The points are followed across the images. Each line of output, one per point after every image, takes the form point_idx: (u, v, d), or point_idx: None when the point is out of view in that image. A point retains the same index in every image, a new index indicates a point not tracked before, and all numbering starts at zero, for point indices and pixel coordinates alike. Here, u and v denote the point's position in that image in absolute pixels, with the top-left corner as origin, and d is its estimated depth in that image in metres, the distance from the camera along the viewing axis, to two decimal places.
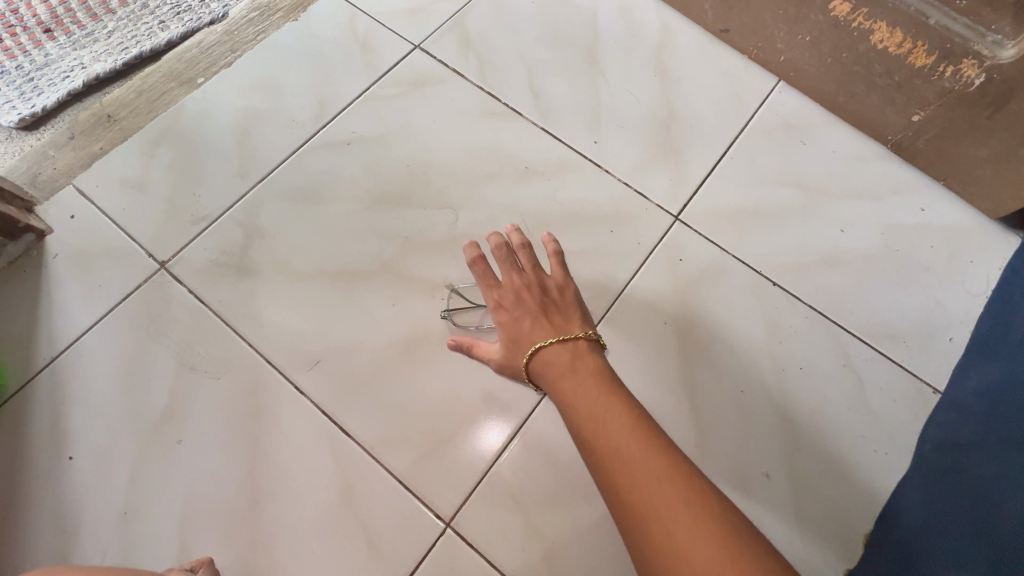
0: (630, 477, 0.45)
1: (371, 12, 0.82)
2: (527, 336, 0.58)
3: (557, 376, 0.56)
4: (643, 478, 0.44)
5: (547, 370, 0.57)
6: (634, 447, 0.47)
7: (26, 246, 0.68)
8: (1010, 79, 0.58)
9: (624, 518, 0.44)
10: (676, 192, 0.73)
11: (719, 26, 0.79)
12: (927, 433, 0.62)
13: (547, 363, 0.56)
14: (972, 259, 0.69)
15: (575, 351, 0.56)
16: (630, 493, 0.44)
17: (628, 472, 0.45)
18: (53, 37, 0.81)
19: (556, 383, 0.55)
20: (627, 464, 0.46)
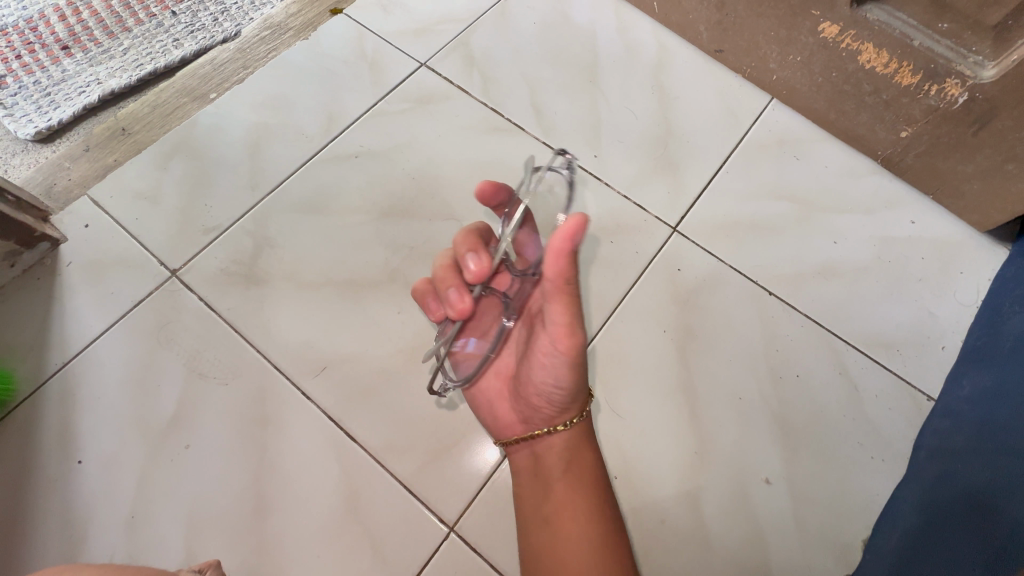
0: (556, 506, 0.54)
1: (378, 31, 0.85)
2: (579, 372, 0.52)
3: (577, 458, 0.57)
4: (564, 510, 0.54)
5: (568, 448, 0.57)
6: (569, 509, 0.54)
7: (41, 254, 0.69)
8: (992, 98, 0.60)
9: (534, 530, 0.54)
10: (674, 204, 0.75)
11: (714, 46, 0.83)
12: (923, 440, 0.63)
13: (574, 441, 0.57)
14: (962, 271, 0.71)
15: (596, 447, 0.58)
16: (548, 507, 0.54)
17: (558, 503, 0.54)
18: (70, 54, 0.84)
19: (563, 469, 0.56)
20: (561, 502, 0.54)
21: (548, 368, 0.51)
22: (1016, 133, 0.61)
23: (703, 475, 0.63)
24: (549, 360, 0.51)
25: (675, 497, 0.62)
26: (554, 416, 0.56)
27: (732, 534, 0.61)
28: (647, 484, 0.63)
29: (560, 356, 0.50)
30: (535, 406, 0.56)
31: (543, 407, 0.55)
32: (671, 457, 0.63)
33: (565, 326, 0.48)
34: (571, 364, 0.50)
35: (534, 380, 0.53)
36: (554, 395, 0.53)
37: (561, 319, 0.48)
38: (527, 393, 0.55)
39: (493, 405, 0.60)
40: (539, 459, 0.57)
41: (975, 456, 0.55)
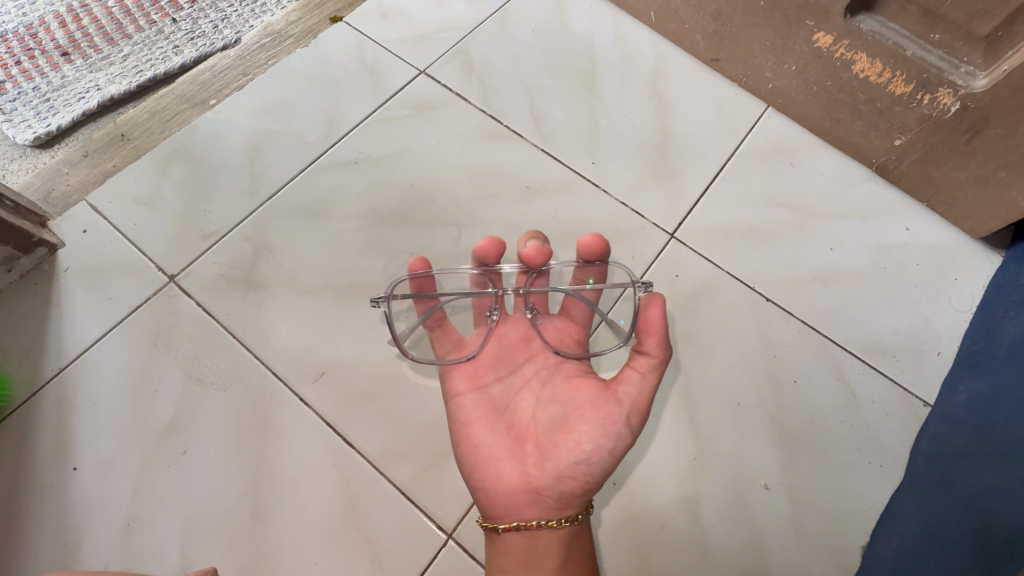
0: None
1: (378, 39, 0.86)
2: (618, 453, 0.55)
3: (575, 556, 0.54)
4: None
5: (568, 539, 0.55)
6: None
7: (38, 259, 0.69)
8: (983, 107, 0.61)
9: None
10: (672, 211, 0.75)
11: (711, 55, 0.83)
12: (921, 444, 0.63)
13: (571, 537, 0.55)
14: (958, 276, 0.72)
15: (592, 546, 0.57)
16: None
17: None
18: (70, 61, 0.85)
19: (561, 570, 0.53)
20: None
21: (609, 433, 0.54)
22: (1008, 141, 0.62)
23: (702, 482, 0.63)
24: (612, 428, 0.54)
25: (674, 504, 0.62)
26: (572, 493, 0.54)
27: (732, 540, 0.61)
28: (645, 490, 0.63)
29: (627, 428, 0.54)
30: (564, 473, 0.54)
31: (572, 477, 0.54)
32: (670, 465, 0.63)
33: (645, 403, 0.55)
34: (629, 440, 0.55)
35: (582, 446, 0.54)
36: (597, 464, 0.53)
37: (644, 393, 0.55)
38: (561, 455, 0.54)
39: (498, 464, 0.55)
40: (534, 547, 0.54)
41: (971, 460, 0.56)
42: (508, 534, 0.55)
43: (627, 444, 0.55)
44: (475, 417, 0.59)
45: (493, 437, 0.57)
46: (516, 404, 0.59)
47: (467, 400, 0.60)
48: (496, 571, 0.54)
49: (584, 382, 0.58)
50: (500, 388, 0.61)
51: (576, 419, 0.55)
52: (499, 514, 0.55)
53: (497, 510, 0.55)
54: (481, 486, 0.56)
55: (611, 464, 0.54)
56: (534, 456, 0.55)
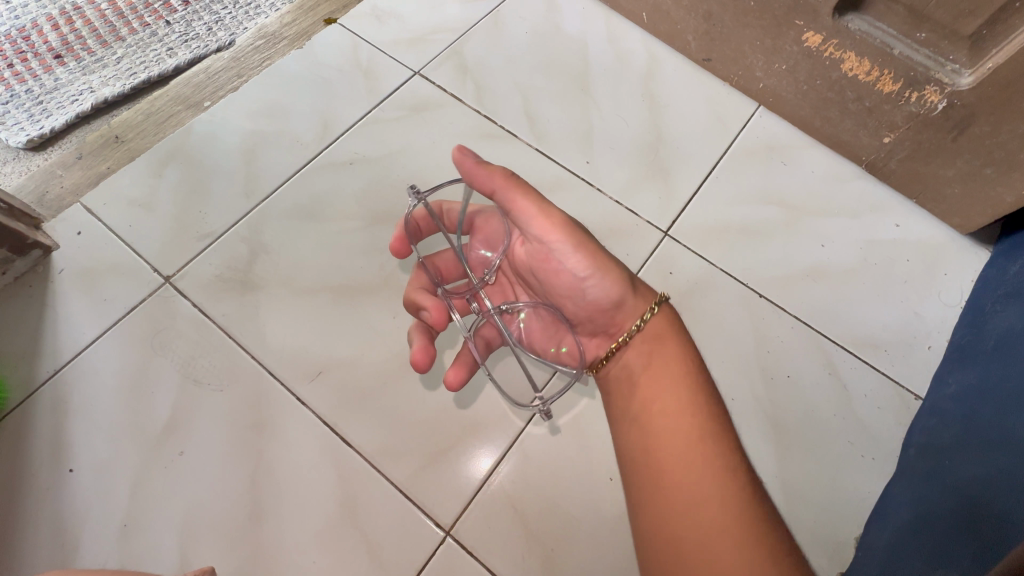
0: (647, 409, 0.53)
1: (372, 40, 0.87)
2: (587, 263, 0.55)
3: (652, 361, 0.55)
4: (659, 413, 0.52)
5: (648, 346, 0.56)
6: (664, 410, 0.52)
7: (33, 262, 0.69)
8: (969, 105, 0.62)
9: (630, 437, 0.53)
10: (665, 209, 0.76)
11: (703, 55, 0.84)
12: (912, 438, 0.64)
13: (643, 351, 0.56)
14: (947, 272, 0.73)
15: (687, 347, 0.56)
16: (641, 414, 0.53)
17: (652, 403, 0.53)
18: (63, 63, 0.85)
19: (640, 379, 0.55)
20: (654, 408, 0.53)
21: (558, 268, 0.57)
22: (993, 138, 0.63)
23: None
24: (561, 278, 0.57)
25: None
26: (612, 317, 0.57)
27: None
28: None
29: (558, 246, 0.55)
30: (583, 316, 0.59)
31: (590, 310, 0.57)
32: None
33: (541, 214, 0.55)
34: (574, 248, 0.55)
35: (566, 293, 0.58)
36: (583, 289, 0.56)
37: (532, 217, 0.55)
38: (569, 310, 0.59)
39: (557, 342, 0.62)
40: (624, 375, 0.57)
41: (961, 451, 0.56)
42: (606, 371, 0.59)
43: (585, 262, 0.55)
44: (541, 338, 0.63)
45: (535, 328, 0.64)
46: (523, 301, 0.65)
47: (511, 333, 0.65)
48: (610, 411, 0.58)
49: (523, 261, 0.61)
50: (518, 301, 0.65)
51: (546, 283, 0.59)
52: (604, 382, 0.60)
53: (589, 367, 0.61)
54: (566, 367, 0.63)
55: (599, 291, 0.56)
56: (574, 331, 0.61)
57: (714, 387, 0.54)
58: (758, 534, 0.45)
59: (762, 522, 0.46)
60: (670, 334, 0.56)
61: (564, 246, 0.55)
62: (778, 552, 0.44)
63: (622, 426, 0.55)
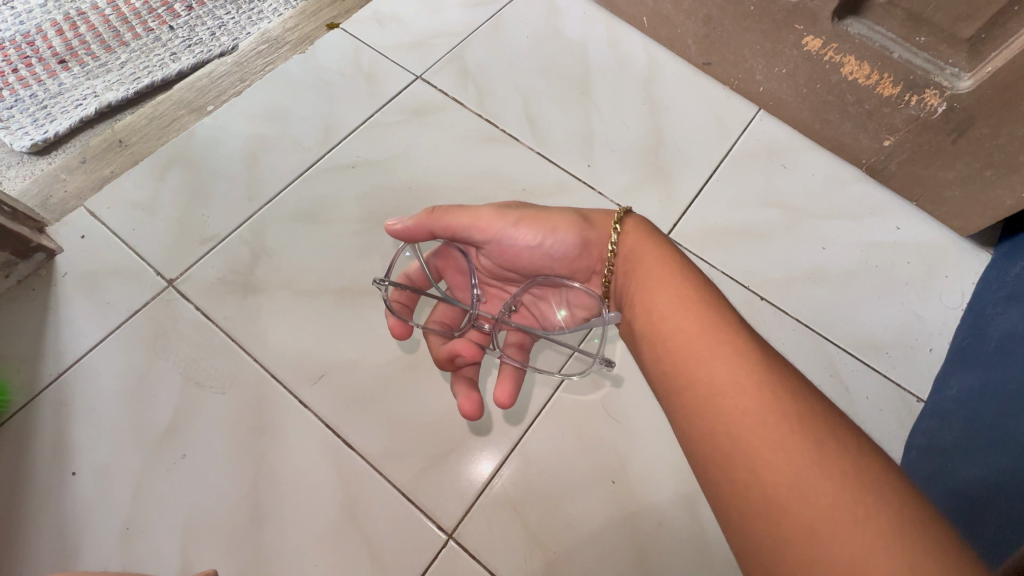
0: (651, 322, 0.50)
1: (374, 45, 0.87)
2: (543, 224, 0.58)
3: (638, 276, 0.53)
4: (660, 318, 0.49)
5: (628, 262, 0.55)
6: (663, 315, 0.49)
7: (36, 265, 0.69)
8: (969, 108, 0.63)
9: (649, 359, 0.50)
10: (666, 212, 0.76)
11: (703, 59, 0.85)
12: (914, 440, 0.64)
13: (629, 268, 0.55)
14: (947, 274, 0.73)
15: (671, 251, 0.54)
16: (648, 330, 0.50)
17: (653, 312, 0.50)
18: (67, 68, 0.85)
19: (637, 295, 0.53)
20: (654, 317, 0.50)
21: (523, 249, 0.59)
22: (993, 141, 0.63)
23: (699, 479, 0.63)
24: (523, 255, 0.60)
25: (672, 501, 0.63)
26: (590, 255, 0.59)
27: None
28: (643, 488, 0.63)
29: (509, 233, 0.58)
30: (567, 265, 0.60)
31: (570, 261, 0.60)
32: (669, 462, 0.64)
33: (476, 219, 0.58)
34: (523, 228, 0.58)
35: (544, 263, 0.60)
36: (554, 247, 0.58)
37: (470, 227, 0.59)
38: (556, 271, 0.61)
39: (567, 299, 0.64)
40: (626, 300, 0.55)
41: (963, 454, 0.56)
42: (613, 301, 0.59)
43: (532, 234, 0.58)
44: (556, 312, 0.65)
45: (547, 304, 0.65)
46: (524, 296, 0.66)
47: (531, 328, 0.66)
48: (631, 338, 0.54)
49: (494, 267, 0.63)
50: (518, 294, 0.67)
51: (524, 265, 0.62)
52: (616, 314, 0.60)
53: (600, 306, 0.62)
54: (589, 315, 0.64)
55: (557, 246, 0.58)
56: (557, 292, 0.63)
57: (711, 283, 0.51)
58: (801, 408, 0.40)
59: (801, 394, 0.41)
60: (646, 244, 0.55)
61: (515, 232, 0.58)
62: (833, 424, 0.39)
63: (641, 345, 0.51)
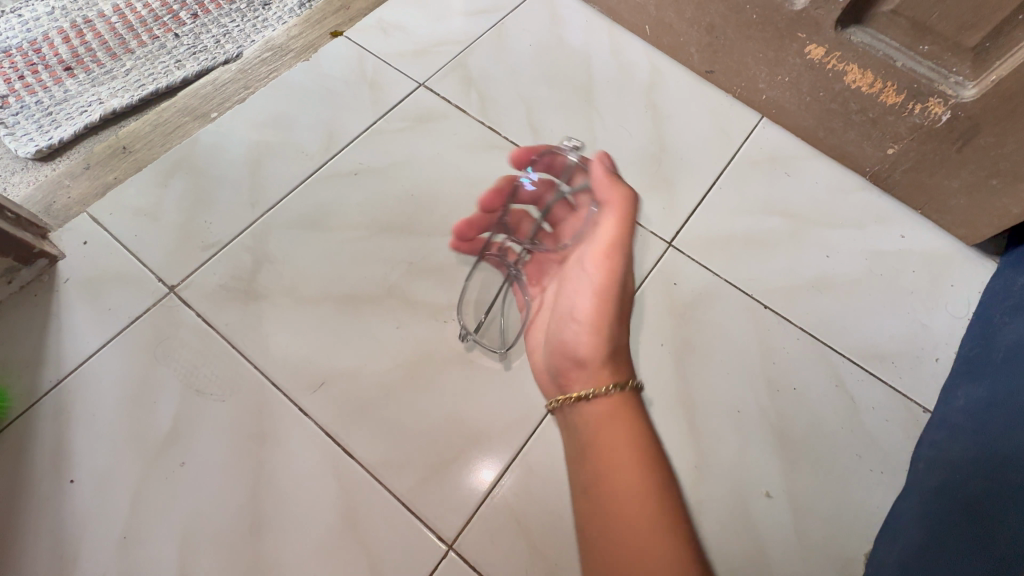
0: (603, 449, 0.55)
1: (378, 53, 0.87)
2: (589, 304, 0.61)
3: (612, 417, 0.57)
4: (609, 452, 0.54)
5: (610, 410, 0.57)
6: (613, 450, 0.54)
7: (39, 271, 0.69)
8: (973, 116, 0.62)
9: (586, 474, 0.55)
10: (669, 219, 0.76)
11: (706, 67, 0.85)
12: (921, 451, 0.63)
13: (612, 408, 0.57)
14: (953, 283, 0.73)
15: (643, 428, 0.56)
16: (596, 453, 0.55)
17: (609, 446, 0.55)
18: (73, 75, 0.86)
19: (596, 435, 0.56)
20: (606, 450, 0.55)
21: (572, 296, 0.64)
22: (998, 149, 0.63)
23: (702, 489, 0.63)
24: (577, 283, 0.63)
25: None
26: (584, 367, 0.60)
27: (734, 549, 0.60)
28: None
29: (584, 276, 0.63)
30: (564, 345, 0.62)
31: (572, 346, 0.61)
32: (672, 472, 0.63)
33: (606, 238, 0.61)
34: (584, 282, 0.63)
35: (568, 319, 0.63)
36: (579, 327, 0.61)
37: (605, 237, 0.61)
38: (563, 329, 0.63)
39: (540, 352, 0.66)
40: (584, 419, 0.58)
41: (972, 465, 0.56)
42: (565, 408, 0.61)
43: (604, 278, 0.61)
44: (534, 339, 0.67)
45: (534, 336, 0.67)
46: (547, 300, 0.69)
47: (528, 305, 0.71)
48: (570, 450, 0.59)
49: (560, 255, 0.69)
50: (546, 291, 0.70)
51: (567, 302, 0.64)
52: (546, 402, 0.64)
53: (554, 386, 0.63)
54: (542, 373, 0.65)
55: (586, 325, 0.61)
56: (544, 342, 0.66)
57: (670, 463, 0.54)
58: None
59: None
60: (620, 426, 0.56)
61: (591, 282, 0.62)
62: None
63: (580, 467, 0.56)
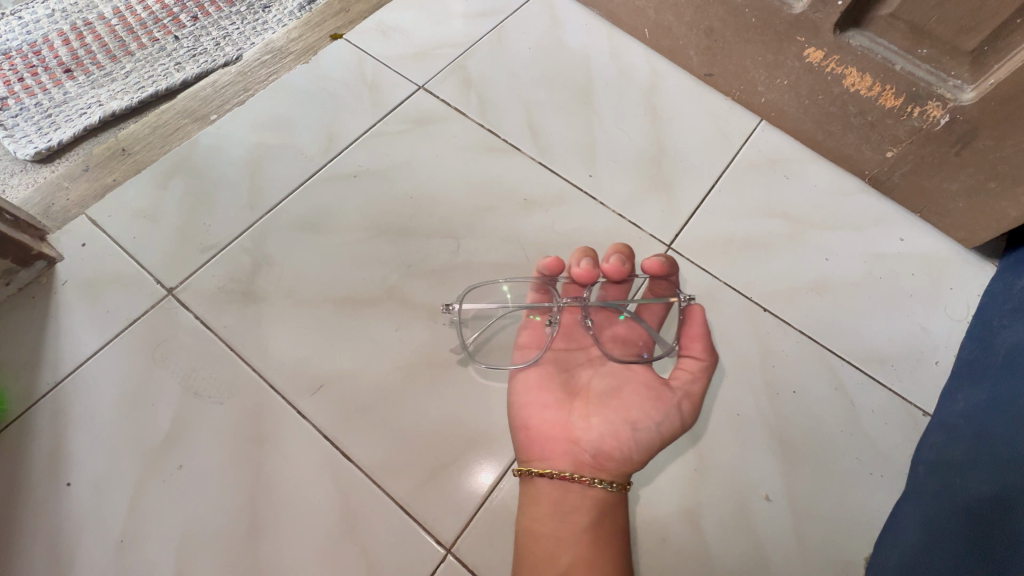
0: (574, 538, 0.57)
1: (377, 55, 0.88)
2: (654, 407, 0.63)
3: (601, 510, 0.59)
4: (580, 544, 0.57)
5: (602, 506, 0.59)
6: (586, 542, 0.57)
7: (37, 273, 0.69)
8: (972, 120, 0.62)
9: (540, 552, 0.56)
10: (668, 222, 0.76)
11: (705, 70, 0.85)
12: (920, 454, 0.63)
13: (611, 501, 0.60)
14: (952, 286, 0.73)
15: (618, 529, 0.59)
16: (564, 539, 0.57)
17: (586, 539, 0.57)
18: (72, 77, 0.86)
19: (570, 524, 0.58)
20: (580, 542, 0.57)
21: (647, 408, 0.63)
22: (996, 152, 0.63)
23: (701, 493, 0.63)
24: (664, 407, 0.62)
25: (675, 516, 0.62)
26: (609, 456, 0.61)
27: (734, 553, 0.60)
28: (645, 502, 0.62)
29: (671, 392, 0.63)
30: (605, 432, 0.62)
31: (612, 436, 0.62)
32: (671, 475, 0.63)
33: (696, 393, 0.63)
34: (678, 421, 0.62)
35: (621, 411, 0.63)
36: (639, 429, 0.62)
37: (695, 385, 0.63)
38: (605, 413, 0.64)
39: (545, 411, 0.64)
40: (563, 497, 0.59)
41: (971, 469, 0.55)
42: (540, 479, 0.60)
43: (670, 387, 0.64)
44: (530, 378, 0.67)
45: (543, 396, 0.66)
46: (578, 372, 0.70)
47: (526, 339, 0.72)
48: (526, 520, 0.58)
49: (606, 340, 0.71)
50: (572, 352, 0.72)
51: (629, 393, 0.65)
52: (534, 457, 0.61)
53: (534, 452, 0.61)
54: (524, 427, 0.63)
55: (655, 441, 0.61)
56: (581, 412, 0.65)
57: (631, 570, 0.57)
58: None
59: None
60: (607, 522, 0.59)
61: (671, 396, 0.63)
62: None
63: (534, 542, 0.57)
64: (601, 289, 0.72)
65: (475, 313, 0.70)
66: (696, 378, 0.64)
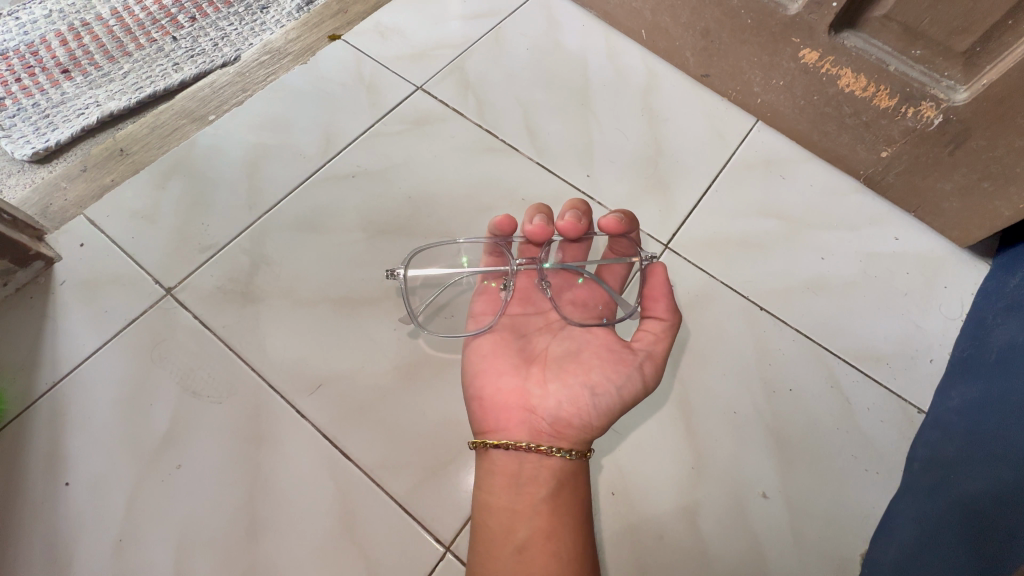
0: (531, 512, 0.53)
1: (376, 56, 0.88)
2: (616, 369, 0.59)
3: (559, 482, 0.55)
4: (536, 518, 0.53)
5: (563, 477, 0.56)
6: (542, 516, 0.53)
7: (34, 273, 0.69)
8: (965, 120, 0.63)
9: (498, 526, 0.53)
10: (665, 222, 0.77)
11: (701, 71, 0.86)
12: (916, 452, 0.63)
13: (572, 471, 0.56)
14: (946, 285, 0.73)
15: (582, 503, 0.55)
16: (521, 513, 0.53)
17: (541, 512, 0.53)
18: (70, 78, 0.86)
19: (527, 497, 0.54)
20: (537, 515, 0.53)
21: (608, 372, 0.59)
22: (989, 153, 0.64)
23: (698, 491, 0.63)
24: (627, 369, 0.59)
25: (672, 513, 0.62)
26: (570, 425, 0.57)
27: (731, 550, 0.61)
28: (643, 500, 0.62)
29: (632, 353, 0.60)
30: (563, 398, 0.58)
31: (571, 402, 0.57)
32: (669, 473, 0.64)
33: (656, 355, 0.60)
34: (639, 385, 0.59)
35: (580, 375, 0.59)
36: (601, 394, 0.58)
37: (658, 348, 0.61)
38: (564, 379, 0.59)
39: (501, 377, 0.61)
40: (522, 470, 0.56)
41: (967, 466, 0.56)
42: (496, 451, 0.56)
43: (632, 348, 0.61)
44: (485, 345, 0.65)
45: (500, 364, 0.62)
46: (534, 337, 0.66)
47: (482, 306, 0.70)
48: (483, 494, 0.55)
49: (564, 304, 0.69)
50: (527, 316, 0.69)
51: (588, 356, 0.61)
52: (489, 427, 0.58)
53: (489, 424, 0.58)
54: (478, 397, 0.60)
55: (617, 405, 0.58)
56: (538, 378, 0.60)
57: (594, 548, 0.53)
58: None
59: None
60: (566, 495, 0.55)
61: (631, 356, 0.60)
62: None
63: (492, 516, 0.54)
64: (559, 251, 0.71)
65: (424, 280, 0.70)
66: (658, 338, 0.61)
